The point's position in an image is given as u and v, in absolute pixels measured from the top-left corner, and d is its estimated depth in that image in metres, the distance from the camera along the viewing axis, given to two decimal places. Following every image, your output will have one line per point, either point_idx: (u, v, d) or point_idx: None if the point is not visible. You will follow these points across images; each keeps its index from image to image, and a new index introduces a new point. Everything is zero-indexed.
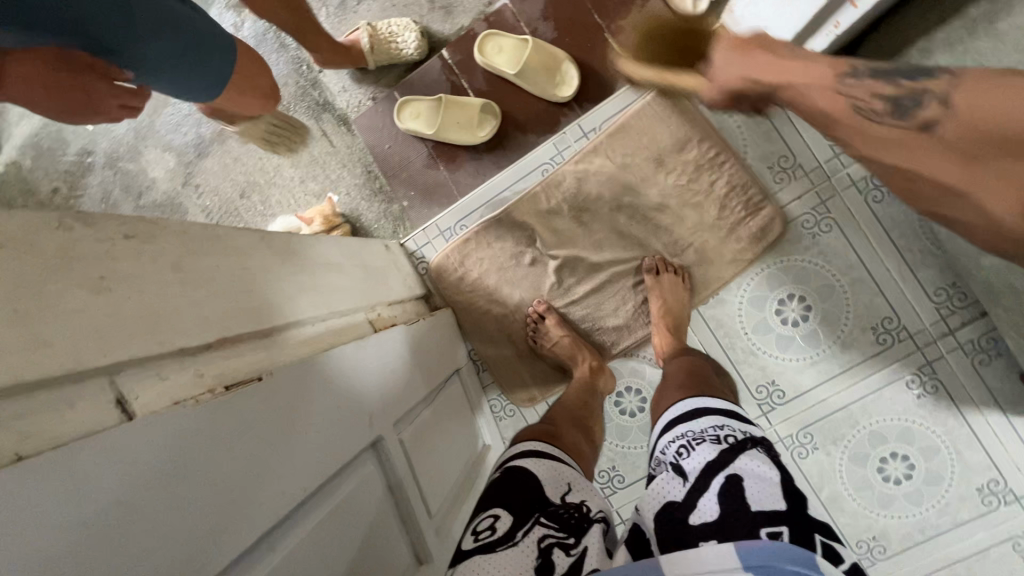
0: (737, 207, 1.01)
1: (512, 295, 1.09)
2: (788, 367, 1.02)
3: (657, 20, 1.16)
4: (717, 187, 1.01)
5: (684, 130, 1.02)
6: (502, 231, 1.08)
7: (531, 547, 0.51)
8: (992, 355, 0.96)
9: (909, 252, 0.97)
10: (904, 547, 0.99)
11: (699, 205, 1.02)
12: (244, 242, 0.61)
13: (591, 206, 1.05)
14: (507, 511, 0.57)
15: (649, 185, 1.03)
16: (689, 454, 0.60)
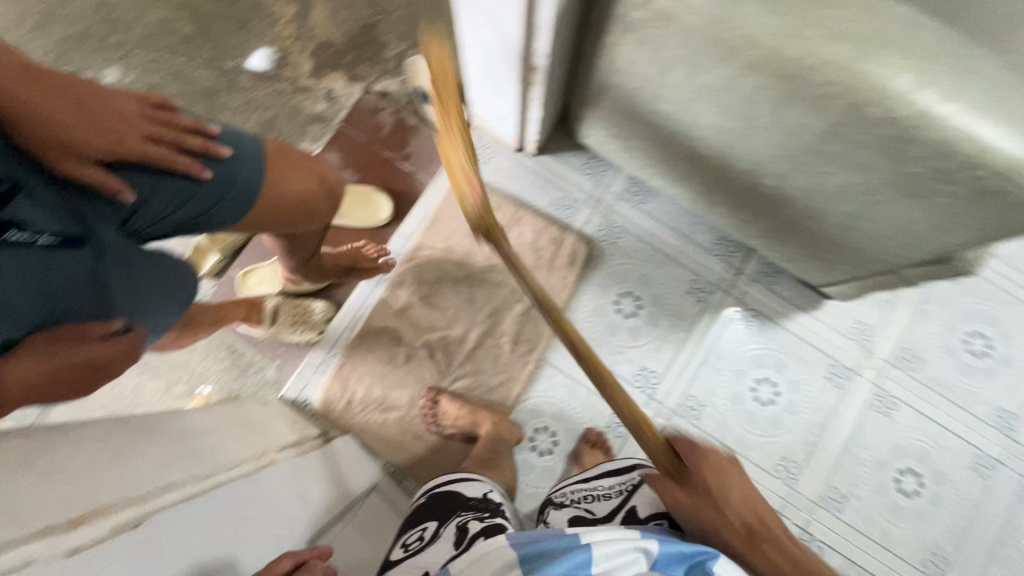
0: (544, 247, 1.21)
1: (400, 396, 1.15)
2: (648, 351, 1.18)
3: (433, 139, 1.44)
4: (525, 238, 1.22)
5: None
6: (367, 346, 1.18)
7: (451, 533, 0.72)
8: (775, 274, 1.22)
9: (682, 227, 1.23)
10: (808, 453, 1.16)
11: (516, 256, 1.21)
12: (104, 430, 0.65)
13: (435, 294, 1.19)
14: (432, 523, 0.77)
15: (472, 258, 1.21)
16: (597, 503, 0.80)
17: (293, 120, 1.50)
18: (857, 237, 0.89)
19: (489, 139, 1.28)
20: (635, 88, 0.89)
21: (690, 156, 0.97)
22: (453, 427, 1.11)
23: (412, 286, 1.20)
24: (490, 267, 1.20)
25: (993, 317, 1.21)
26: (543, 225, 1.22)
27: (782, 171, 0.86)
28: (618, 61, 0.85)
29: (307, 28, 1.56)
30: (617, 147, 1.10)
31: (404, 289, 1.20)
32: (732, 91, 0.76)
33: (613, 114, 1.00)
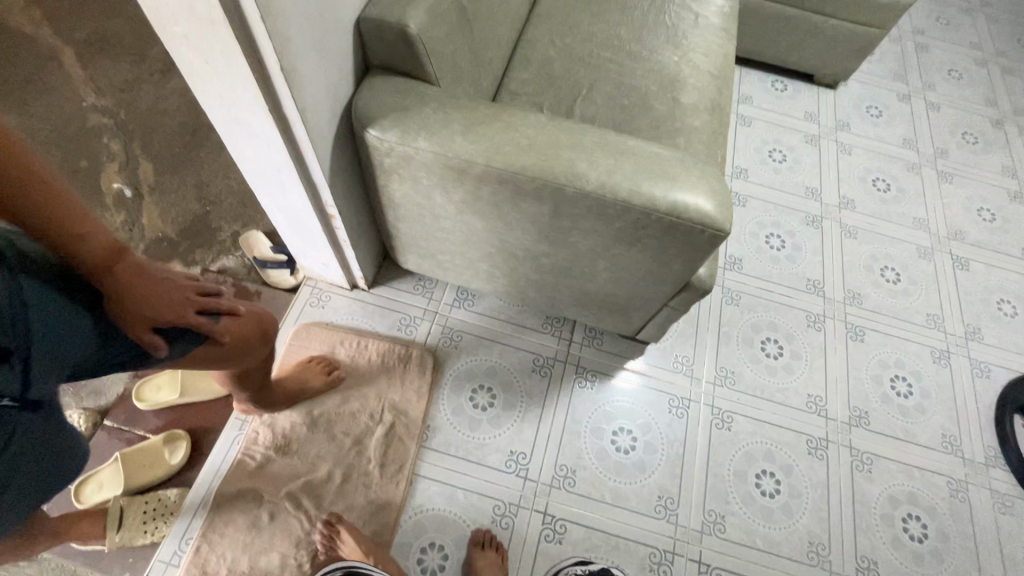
0: (393, 366, 1.29)
1: (269, 561, 1.07)
2: (511, 435, 1.25)
3: (276, 299, 1.53)
4: (373, 363, 1.29)
5: (325, 345, 1.30)
6: (226, 518, 1.11)
7: None
8: (600, 336, 1.40)
9: (512, 317, 1.40)
10: (678, 486, 1.24)
11: (368, 382, 1.27)
12: None
13: (293, 442, 1.19)
14: None
15: (325, 395, 1.25)
16: None
17: None
18: (624, 285, 1.10)
19: (324, 284, 1.39)
20: (419, 215, 1.08)
21: (484, 257, 1.16)
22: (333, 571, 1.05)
23: (267, 441, 1.19)
24: (344, 399, 1.24)
25: (774, 323, 1.47)
26: (388, 347, 1.31)
27: (546, 249, 1.06)
28: (396, 197, 1.05)
29: (137, 229, 1.65)
30: (431, 264, 1.28)
31: (259, 447, 1.18)
32: (479, 200, 0.97)
33: (415, 238, 1.18)
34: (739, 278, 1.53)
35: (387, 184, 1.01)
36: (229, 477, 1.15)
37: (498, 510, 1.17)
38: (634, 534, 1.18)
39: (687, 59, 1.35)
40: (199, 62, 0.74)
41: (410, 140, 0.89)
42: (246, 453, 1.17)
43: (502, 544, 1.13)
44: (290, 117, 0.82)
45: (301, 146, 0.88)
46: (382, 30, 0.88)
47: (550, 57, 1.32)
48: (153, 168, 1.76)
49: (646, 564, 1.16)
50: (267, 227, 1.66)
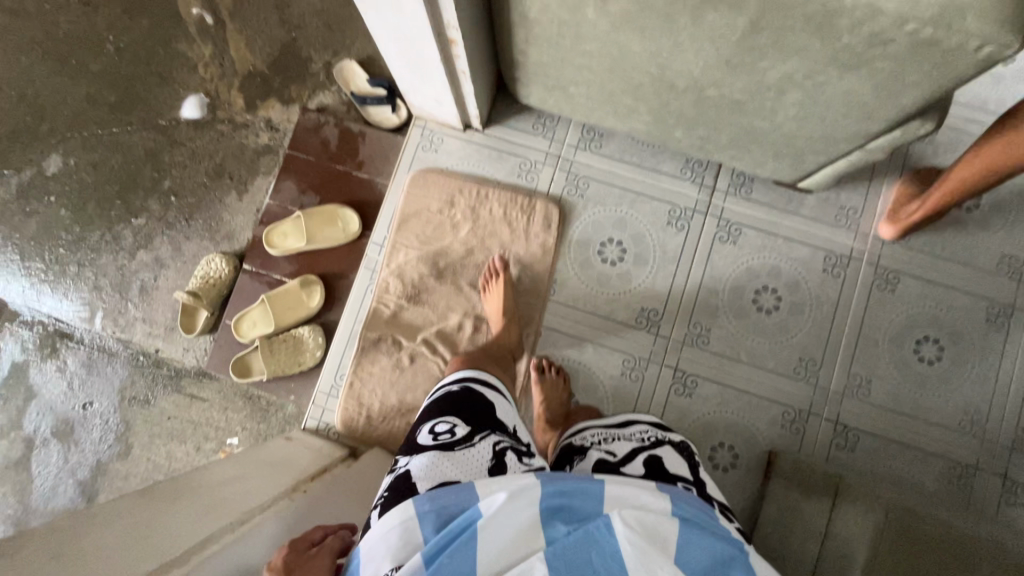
0: (516, 218, 1.20)
1: (414, 397, 1.17)
2: (643, 290, 1.18)
3: (381, 141, 1.42)
4: (496, 215, 1.21)
5: (443, 195, 1.22)
6: (371, 359, 1.19)
7: (485, 447, 0.75)
8: (749, 183, 1.20)
9: (646, 161, 1.22)
10: (823, 349, 1.16)
11: (492, 235, 1.20)
12: (127, 507, 0.66)
13: (423, 293, 1.20)
14: (463, 420, 0.79)
15: (449, 247, 1.21)
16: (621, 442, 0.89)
17: (241, 160, 1.49)
18: (813, 123, 0.88)
19: (435, 125, 1.25)
20: (557, 34, 0.86)
21: (631, 89, 0.95)
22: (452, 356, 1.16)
23: (396, 291, 1.20)
24: (468, 251, 1.20)
25: None
26: (512, 196, 1.21)
27: (720, 79, 0.84)
28: (533, 12, 0.83)
29: (228, 64, 1.53)
30: (559, 98, 1.08)
31: (390, 296, 1.20)
32: (648, 12, 0.74)
33: (545, 66, 0.97)
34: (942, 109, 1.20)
35: None
36: (368, 324, 1.20)
37: (627, 364, 1.16)
38: (766, 393, 1.15)
39: None
40: None
41: None
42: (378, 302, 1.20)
43: (564, 369, 1.16)
44: None
45: None
46: None
47: None
48: None
49: (778, 421, 1.14)
50: (360, 55, 1.48)
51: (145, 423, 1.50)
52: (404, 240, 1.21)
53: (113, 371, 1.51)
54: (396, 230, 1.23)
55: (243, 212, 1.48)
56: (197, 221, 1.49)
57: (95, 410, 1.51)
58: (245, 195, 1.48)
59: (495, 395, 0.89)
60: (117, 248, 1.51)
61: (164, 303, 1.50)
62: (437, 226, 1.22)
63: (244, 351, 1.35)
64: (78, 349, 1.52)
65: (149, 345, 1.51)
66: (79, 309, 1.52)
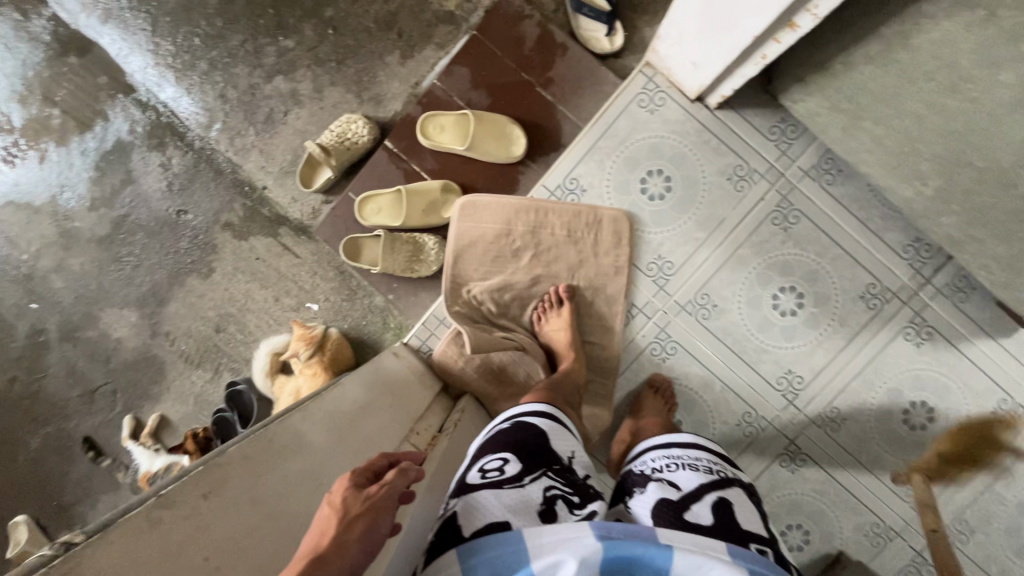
0: (583, 238, 1.08)
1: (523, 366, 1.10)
2: (799, 353, 1.08)
3: (581, 64, 1.21)
4: (558, 237, 1.09)
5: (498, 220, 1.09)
6: (495, 309, 1.10)
7: (537, 493, 0.62)
8: (969, 291, 1.05)
9: (872, 222, 1.05)
10: (947, 484, 1.09)
11: (556, 259, 1.09)
12: (303, 428, 0.67)
13: (575, 259, 1.09)
14: (515, 457, 0.67)
15: (512, 277, 1.10)
16: (677, 474, 0.75)
17: (418, 19, 1.29)
18: None
19: (663, 81, 1.06)
20: (925, 73, 0.67)
21: (949, 162, 0.77)
22: (550, 347, 1.08)
23: (548, 247, 1.09)
24: (534, 282, 1.09)
25: None
26: (595, 214, 1.08)
27: None
28: (920, 38, 0.64)
29: None
30: (837, 122, 0.89)
31: (538, 249, 1.09)
32: None
33: (861, 91, 0.78)
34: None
35: (937, 12, 0.61)
36: (505, 270, 1.10)
37: (746, 418, 1.10)
38: (868, 500, 1.10)
39: None
40: None
41: None
42: (522, 250, 1.09)
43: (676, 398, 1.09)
44: None
45: None
46: None
47: None
48: None
49: (865, 529, 1.10)
50: None
51: (232, 254, 1.45)
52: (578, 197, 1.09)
53: (214, 190, 1.43)
54: (451, 266, 1.10)
55: (400, 80, 1.31)
56: (348, 70, 1.33)
57: (185, 221, 1.46)
58: (409, 62, 1.30)
59: (553, 427, 0.75)
60: (256, 63, 1.36)
61: (286, 143, 1.38)
62: (495, 255, 1.09)
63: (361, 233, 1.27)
64: (184, 152, 1.43)
65: (258, 179, 1.41)
66: (196, 112, 1.41)
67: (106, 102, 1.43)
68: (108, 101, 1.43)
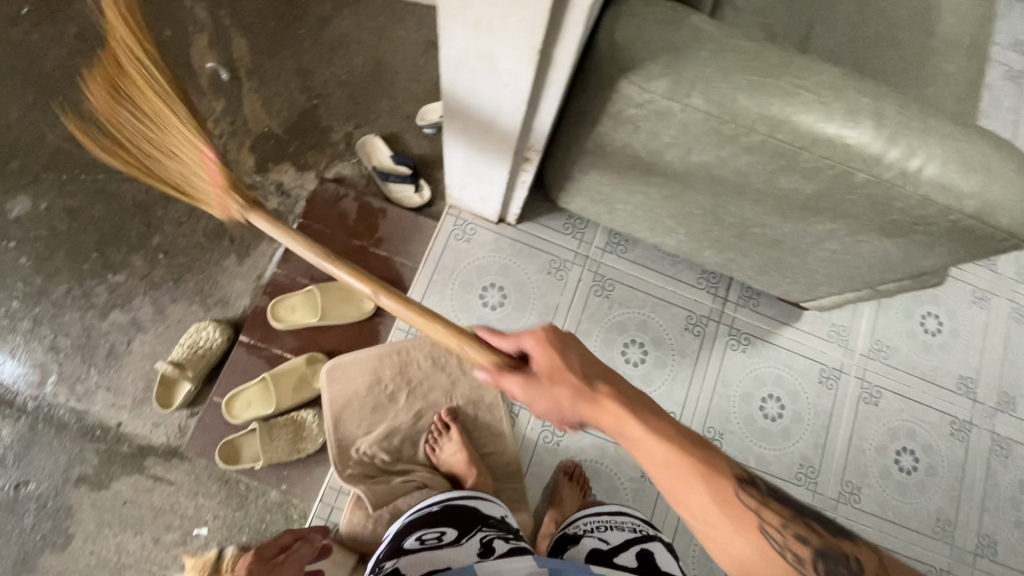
0: (448, 362, 1.18)
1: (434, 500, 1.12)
2: (662, 393, 1.24)
3: (402, 219, 1.40)
4: (426, 369, 1.18)
5: (366, 373, 1.16)
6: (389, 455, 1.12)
7: (475, 544, 0.80)
8: (757, 296, 1.31)
9: (667, 269, 1.29)
10: (820, 456, 1.26)
11: (431, 388, 1.17)
12: None
13: (450, 381, 1.18)
14: (452, 526, 0.84)
15: (396, 421, 1.14)
16: (609, 533, 0.88)
17: (245, 222, 1.42)
18: (838, 266, 0.98)
19: (469, 215, 1.27)
20: (628, 166, 0.92)
21: (680, 215, 1.02)
22: (452, 473, 1.11)
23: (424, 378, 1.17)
24: (417, 417, 1.15)
25: (939, 296, 1.38)
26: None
27: (769, 222, 0.92)
28: (610, 146, 0.89)
29: (241, 122, 1.48)
30: (602, 209, 1.13)
31: (417, 383, 1.17)
32: (726, 167, 0.81)
33: (601, 185, 1.03)
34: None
35: (607, 130, 0.85)
36: (388, 415, 1.14)
37: None
38: None
39: None
40: None
41: (680, 93, 0.71)
42: (399, 391, 1.16)
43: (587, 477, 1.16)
44: (560, 56, 0.66)
45: (549, 87, 0.73)
46: None
47: None
48: (249, 46, 1.52)
49: None
50: (384, 131, 1.48)
51: (93, 509, 1.30)
52: None
53: (59, 446, 1.32)
54: (333, 431, 1.12)
55: (242, 278, 1.39)
56: (188, 283, 1.38)
57: (29, 493, 1.29)
58: (246, 260, 1.40)
59: (477, 500, 0.91)
60: (87, 305, 1.36)
61: (136, 371, 1.34)
62: (373, 405, 1.14)
63: (236, 433, 1.24)
64: (17, 418, 1.32)
65: (110, 418, 1.33)
66: (25, 373, 1.33)
67: None
68: None
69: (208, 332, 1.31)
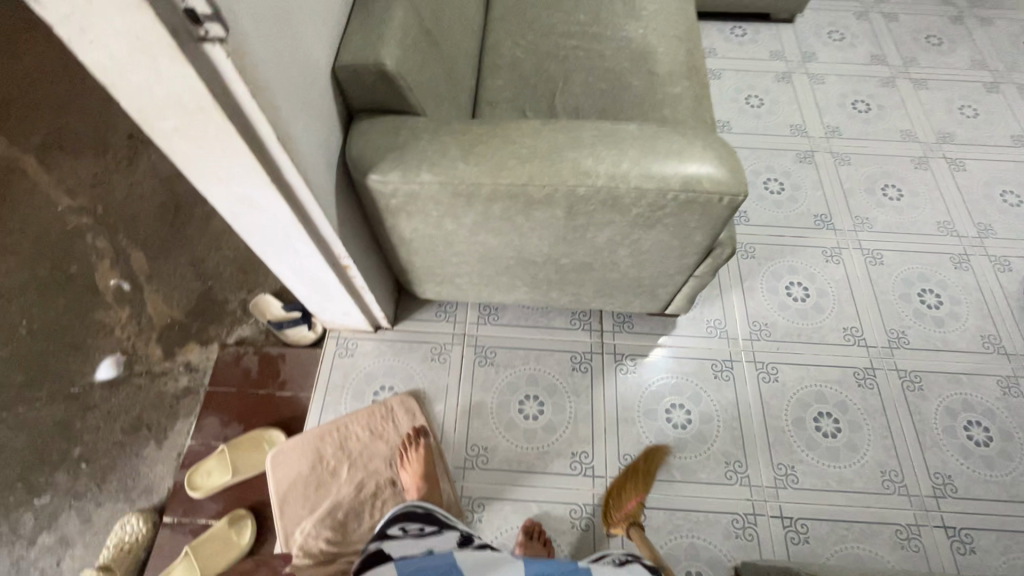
0: (383, 429, 1.25)
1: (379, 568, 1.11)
2: (568, 436, 1.26)
3: (300, 357, 1.51)
4: (365, 440, 1.25)
5: (308, 454, 1.23)
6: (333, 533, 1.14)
7: (449, 539, 0.86)
8: (629, 319, 1.40)
9: (540, 321, 1.39)
10: (742, 447, 1.25)
11: (370, 458, 1.23)
12: None
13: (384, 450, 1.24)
14: (431, 525, 0.90)
15: (338, 496, 1.19)
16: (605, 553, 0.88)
17: (160, 407, 1.50)
18: (647, 266, 1.10)
19: (349, 332, 1.39)
20: (432, 245, 1.06)
21: (504, 270, 1.15)
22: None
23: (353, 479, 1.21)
24: (359, 488, 1.19)
25: (794, 266, 1.48)
26: (386, 407, 1.28)
27: (564, 249, 1.05)
28: (408, 235, 1.04)
29: (146, 321, 1.63)
30: (450, 288, 1.26)
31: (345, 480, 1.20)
32: (491, 218, 0.96)
33: (431, 268, 1.16)
34: (749, 230, 1.55)
35: (394, 222, 1.00)
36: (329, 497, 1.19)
37: (575, 514, 1.18)
38: (710, 505, 1.19)
39: (650, 28, 1.35)
40: (195, 152, 0.73)
41: (413, 176, 0.87)
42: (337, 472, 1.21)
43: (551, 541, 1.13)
44: (294, 182, 0.80)
45: (310, 208, 0.87)
46: (359, 73, 0.87)
47: (520, 57, 1.29)
48: (146, 256, 1.74)
49: (730, 531, 1.17)
50: (273, 288, 1.65)
51: None
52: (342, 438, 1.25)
53: None
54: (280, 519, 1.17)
55: (162, 461, 1.44)
56: (110, 483, 1.42)
57: None
58: (164, 442, 1.46)
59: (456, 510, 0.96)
60: (15, 537, 1.37)
61: None
62: (316, 485, 1.20)
63: None
64: None
65: None
66: None
67: None
68: None
69: (131, 524, 1.32)
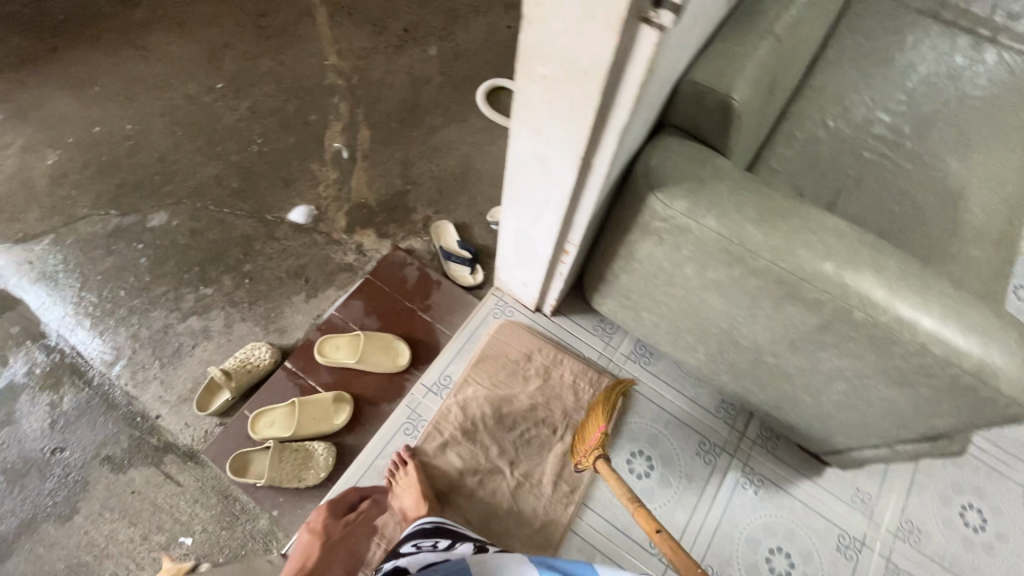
0: (584, 389, 1.29)
1: (499, 457, 1.21)
2: (662, 513, 1.20)
3: (452, 293, 1.56)
4: (564, 381, 1.30)
5: (524, 348, 1.33)
6: (491, 414, 1.25)
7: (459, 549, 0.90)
8: (775, 439, 1.29)
9: (687, 390, 1.33)
10: None
11: (557, 396, 1.28)
12: None
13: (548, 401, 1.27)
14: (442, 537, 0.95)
15: (516, 396, 1.27)
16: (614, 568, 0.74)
17: (323, 268, 1.64)
18: (850, 412, 0.99)
19: (510, 298, 1.40)
20: (654, 276, 1.03)
21: (699, 332, 1.10)
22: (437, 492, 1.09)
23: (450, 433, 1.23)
24: (532, 406, 1.26)
25: (982, 489, 1.28)
26: (597, 377, 1.31)
27: (779, 351, 0.97)
28: (639, 255, 1.01)
29: (345, 191, 1.77)
30: (629, 316, 1.23)
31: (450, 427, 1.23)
32: (736, 287, 0.90)
33: (630, 291, 1.13)
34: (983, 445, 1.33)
35: (637, 239, 0.98)
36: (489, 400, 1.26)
37: None
38: None
39: (977, 173, 1.18)
40: (541, 100, 0.74)
41: (697, 214, 0.84)
42: (515, 383, 1.29)
43: None
44: (596, 164, 0.80)
45: (587, 189, 0.87)
46: (703, 95, 0.84)
47: (822, 137, 1.20)
48: (370, 136, 1.88)
49: None
50: (457, 220, 1.72)
51: (104, 490, 1.38)
52: (464, 388, 1.27)
53: (101, 423, 1.45)
54: (472, 366, 1.30)
55: (303, 314, 1.57)
56: (259, 308, 1.58)
57: (60, 459, 1.41)
58: (313, 299, 1.59)
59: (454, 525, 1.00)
60: (174, 308, 1.58)
61: (190, 373, 1.50)
62: (511, 373, 1.30)
63: (251, 448, 1.32)
64: (80, 389, 1.48)
65: (153, 409, 1.47)
66: (104, 352, 1.53)
67: (11, 349, 1.52)
68: (13, 348, 1.52)
69: (260, 351, 1.46)
